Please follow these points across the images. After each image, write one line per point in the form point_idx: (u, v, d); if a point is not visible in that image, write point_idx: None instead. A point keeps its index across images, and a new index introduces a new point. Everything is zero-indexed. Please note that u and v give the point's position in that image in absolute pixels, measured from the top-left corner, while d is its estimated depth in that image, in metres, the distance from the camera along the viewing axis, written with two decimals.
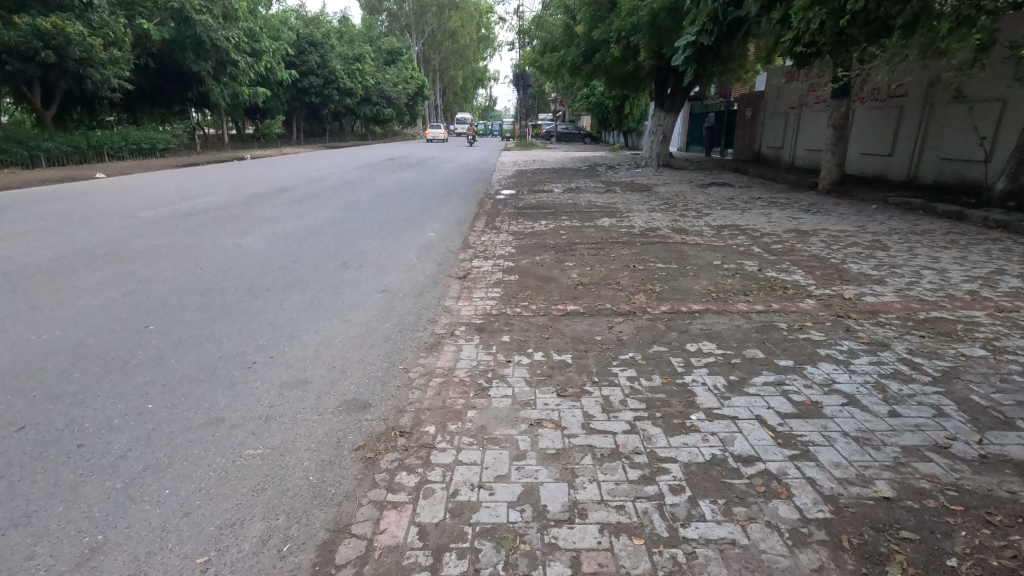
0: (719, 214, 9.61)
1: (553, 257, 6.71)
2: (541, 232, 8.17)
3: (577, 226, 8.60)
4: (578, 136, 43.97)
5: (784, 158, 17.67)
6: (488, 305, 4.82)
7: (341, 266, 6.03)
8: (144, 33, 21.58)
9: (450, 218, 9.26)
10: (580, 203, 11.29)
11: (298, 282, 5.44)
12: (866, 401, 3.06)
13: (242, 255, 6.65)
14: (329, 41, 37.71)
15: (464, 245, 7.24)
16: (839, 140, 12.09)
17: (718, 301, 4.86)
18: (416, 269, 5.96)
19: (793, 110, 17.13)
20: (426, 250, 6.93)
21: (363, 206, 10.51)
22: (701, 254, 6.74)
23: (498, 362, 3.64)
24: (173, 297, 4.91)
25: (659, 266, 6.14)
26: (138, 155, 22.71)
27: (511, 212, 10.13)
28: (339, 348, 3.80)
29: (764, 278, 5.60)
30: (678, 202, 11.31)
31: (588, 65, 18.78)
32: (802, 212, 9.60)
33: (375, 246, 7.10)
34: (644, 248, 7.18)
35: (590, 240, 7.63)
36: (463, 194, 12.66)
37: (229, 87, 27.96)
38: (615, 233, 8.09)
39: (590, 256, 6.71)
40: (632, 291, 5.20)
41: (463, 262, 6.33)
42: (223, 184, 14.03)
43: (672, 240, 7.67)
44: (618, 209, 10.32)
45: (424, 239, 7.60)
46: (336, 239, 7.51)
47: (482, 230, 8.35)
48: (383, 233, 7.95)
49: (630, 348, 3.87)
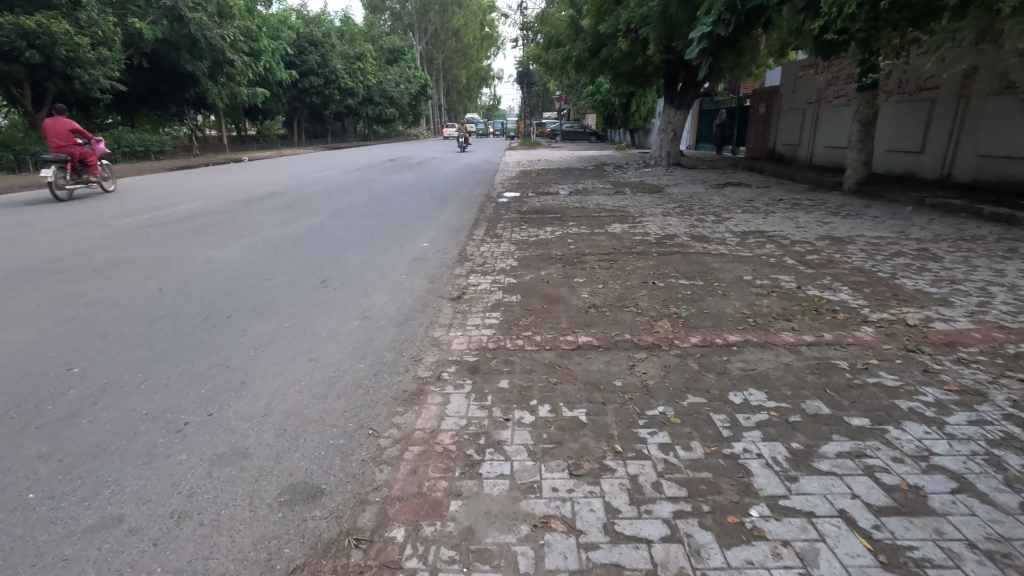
0: (741, 218, 8.84)
1: (560, 271, 5.96)
2: (547, 241, 7.42)
3: (585, 234, 7.86)
4: (583, 135, 43.10)
5: (801, 155, 16.81)
6: (485, 336, 4.07)
7: (320, 285, 5.29)
8: (137, 33, 20.97)
9: (447, 224, 8.50)
10: (589, 206, 10.55)
11: (267, 305, 4.71)
12: (983, 486, 2.29)
13: (212, 270, 5.92)
14: (329, 41, 37.04)
15: (461, 257, 6.48)
16: (865, 136, 11.26)
17: (758, 330, 4.08)
18: (403, 287, 5.21)
19: (811, 105, 16.26)
20: (419, 263, 6.19)
21: (355, 212, 9.78)
22: (727, 267, 5.99)
23: (493, 421, 2.89)
24: (116, 327, 4.19)
25: (681, 282, 5.39)
26: (132, 158, 22.13)
27: (514, 217, 9.38)
28: (296, 401, 3.06)
29: (806, 298, 4.81)
30: (693, 204, 10.54)
31: (595, 60, 17.99)
32: (832, 215, 8.82)
33: (362, 259, 6.35)
34: (661, 258, 6.43)
35: (600, 250, 6.88)
36: (462, 198, 11.89)
37: (227, 87, 27.38)
38: (628, 241, 7.35)
39: (602, 270, 5.96)
40: (653, 316, 4.44)
41: (458, 279, 5.58)
42: (212, 188, 13.36)
43: (692, 248, 6.92)
44: (630, 213, 9.57)
45: (417, 249, 6.85)
46: (319, 251, 6.78)
47: (481, 238, 7.60)
48: (373, 243, 7.20)
49: (658, 399, 3.10)
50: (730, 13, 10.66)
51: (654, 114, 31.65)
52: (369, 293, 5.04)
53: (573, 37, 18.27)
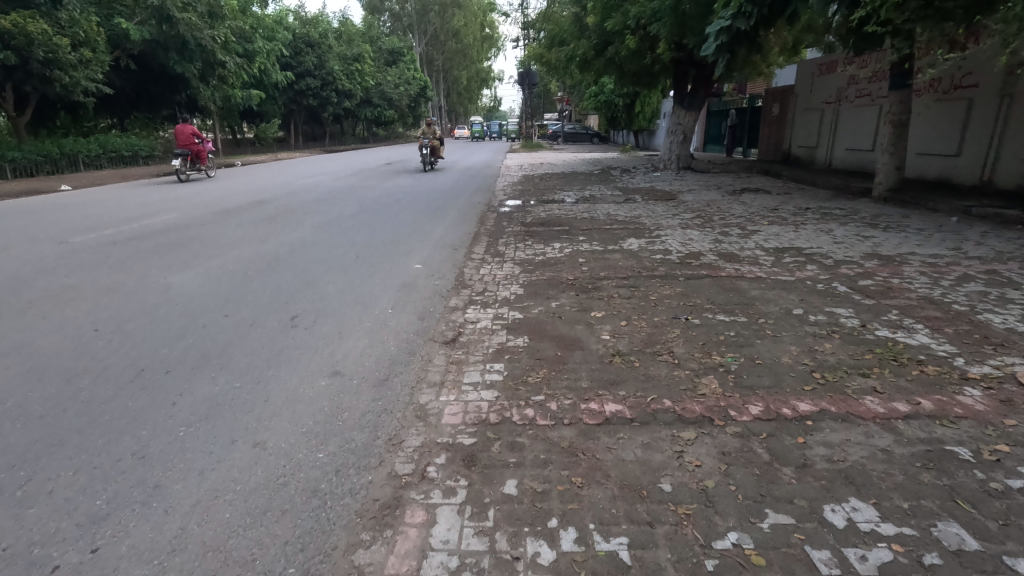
0: (769, 232, 7.97)
1: (574, 300, 5.11)
2: (555, 260, 6.56)
3: (597, 251, 7.01)
4: (586, 137, 42.30)
5: (819, 158, 15.96)
6: (485, 405, 3.18)
7: (289, 324, 4.44)
8: (123, 33, 20.16)
9: (443, 239, 7.64)
10: (598, 217, 9.69)
11: (218, 354, 3.86)
12: None
13: (165, 300, 5.07)
14: (326, 41, 36.31)
15: (458, 283, 5.63)
16: (897, 138, 10.38)
17: (833, 395, 3.19)
18: (387, 327, 4.34)
19: (831, 105, 15.38)
20: (409, 291, 5.32)
21: (343, 224, 8.92)
22: (769, 295, 5.11)
23: (497, 562, 2.02)
24: (21, 388, 3.35)
25: (719, 318, 4.51)
26: (118, 163, 21.27)
27: (519, 230, 8.56)
28: (222, 523, 2.21)
29: (878, 342, 3.95)
30: (712, 215, 9.67)
31: (601, 59, 17.14)
32: (870, 228, 7.95)
33: (343, 286, 5.50)
34: (688, 283, 5.57)
35: (617, 272, 6.02)
36: (460, 207, 11.03)
37: (220, 90, 26.61)
38: (647, 261, 6.46)
39: (622, 300, 5.09)
40: (694, 372, 3.56)
41: (452, 314, 4.70)
42: (193, 197, 12.49)
43: (722, 270, 6.05)
44: (645, 225, 8.73)
45: (407, 273, 6.00)
46: (295, 275, 5.93)
47: (481, 257, 6.75)
48: (358, 264, 6.34)
49: (727, 519, 2.22)
50: (752, 5, 9.70)
51: (659, 115, 30.85)
52: (345, 335, 4.18)
53: (578, 35, 17.43)
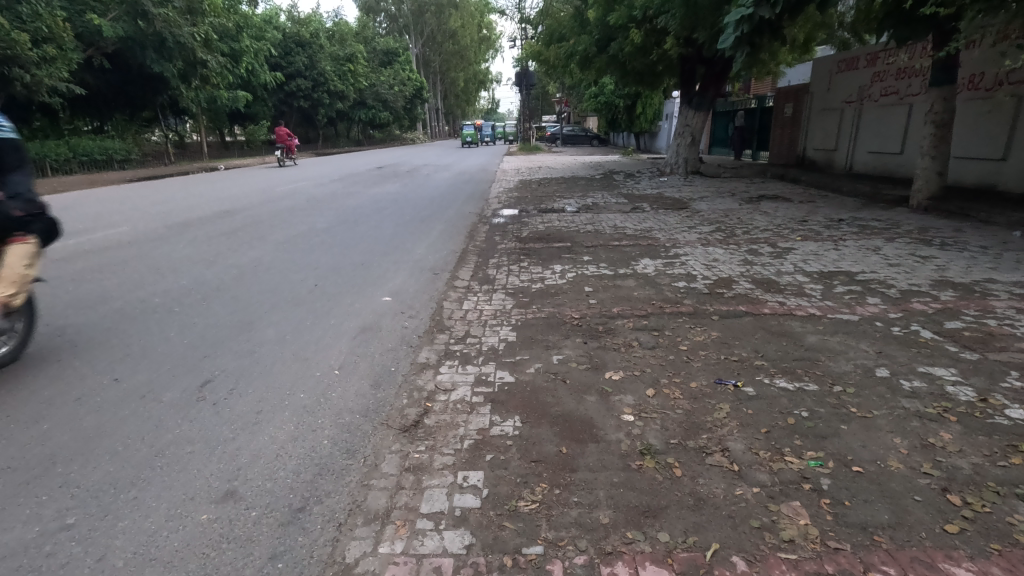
0: (806, 250, 6.81)
1: (582, 351, 3.95)
2: (555, 289, 5.40)
3: (606, 276, 5.87)
4: (585, 138, 41.15)
5: (839, 162, 14.84)
6: (448, 567, 2.00)
7: (194, 396, 3.23)
8: (95, 30, 19.01)
9: (422, 262, 6.45)
10: (603, 229, 8.52)
11: (70, 456, 2.65)
12: None
13: (48, 352, 3.89)
14: (317, 41, 35.20)
15: (434, 325, 4.46)
16: (939, 140, 9.24)
17: (1000, 547, 2.03)
18: (325, 405, 3.13)
19: (852, 104, 14.24)
20: (366, 338, 4.11)
21: (311, 242, 7.74)
22: (834, 346, 3.93)
23: None
24: None
25: (779, 385, 3.31)
26: (91, 167, 20.13)
27: (514, 247, 7.42)
28: None
29: (1016, 432, 2.78)
30: (733, 228, 8.51)
31: (603, 55, 16.02)
32: (924, 245, 6.79)
33: (285, 330, 4.29)
34: (725, 325, 4.41)
35: (632, 307, 4.85)
36: (447, 217, 9.89)
37: (203, 90, 25.49)
38: (669, 291, 5.28)
39: (645, 352, 3.91)
40: (768, 491, 2.37)
41: (417, 379, 3.50)
42: (153, 206, 11.28)
43: (763, 304, 4.87)
44: (659, 240, 7.60)
45: (371, 309, 4.81)
46: (231, 313, 4.72)
47: (467, 285, 5.59)
48: (313, 297, 5.15)
49: None
50: None
51: (660, 117, 29.78)
52: (265, 419, 2.97)
53: (578, 30, 16.28)
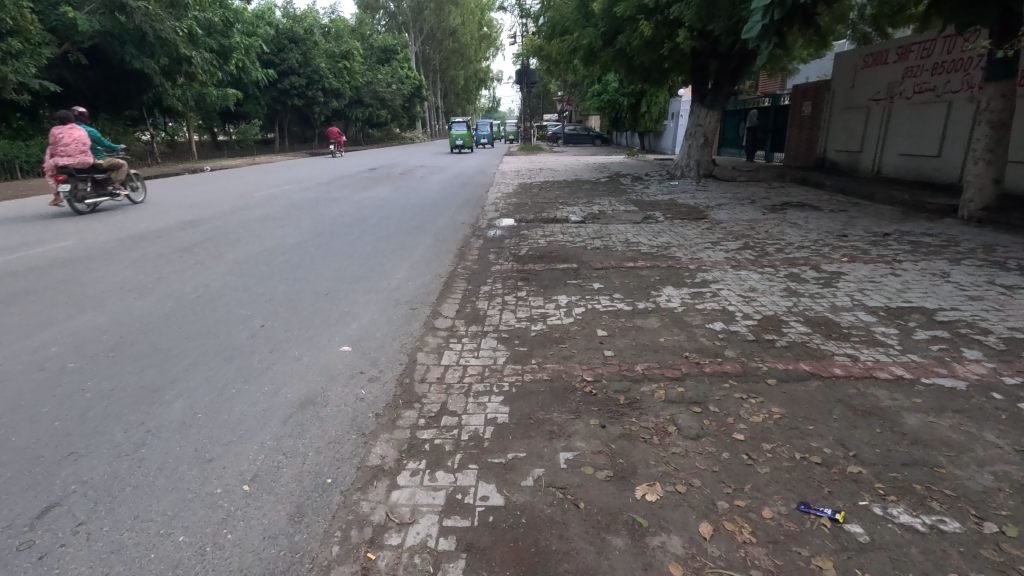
0: (857, 276, 5.71)
1: (599, 442, 2.85)
2: (559, 336, 4.28)
3: (624, 313, 4.78)
4: (587, 138, 39.89)
5: (865, 164, 13.71)
6: None
7: (15, 541, 2.14)
8: (71, 23, 17.95)
9: (398, 294, 5.32)
10: (613, 245, 7.44)
11: None
12: None
13: None
14: (311, 38, 33.87)
15: (401, 395, 3.34)
16: (998, 142, 8.09)
17: None
18: (207, 567, 2.02)
19: (880, 102, 13.10)
20: (301, 423, 2.98)
21: (273, 262, 6.63)
22: (948, 437, 2.83)
23: None
24: None
25: (899, 522, 2.21)
26: None
27: (511, 270, 6.32)
28: None
29: None
30: (763, 244, 7.42)
31: (610, 49, 14.87)
32: (1000, 270, 5.68)
33: (198, 405, 3.18)
34: (788, 395, 3.31)
35: (661, 365, 3.73)
36: (436, 230, 8.81)
37: (189, 88, 24.38)
38: (703, 338, 4.18)
39: (687, 446, 2.80)
40: None
41: (360, 502, 2.40)
42: (115, 213, 10.23)
43: (831, 360, 3.75)
44: (680, 261, 6.50)
45: (322, 366, 3.70)
46: (138, 370, 3.63)
47: (451, 327, 4.49)
48: (252, 347, 4.05)
49: None
50: None
51: (666, 116, 28.69)
52: None
53: (583, 23, 15.09)
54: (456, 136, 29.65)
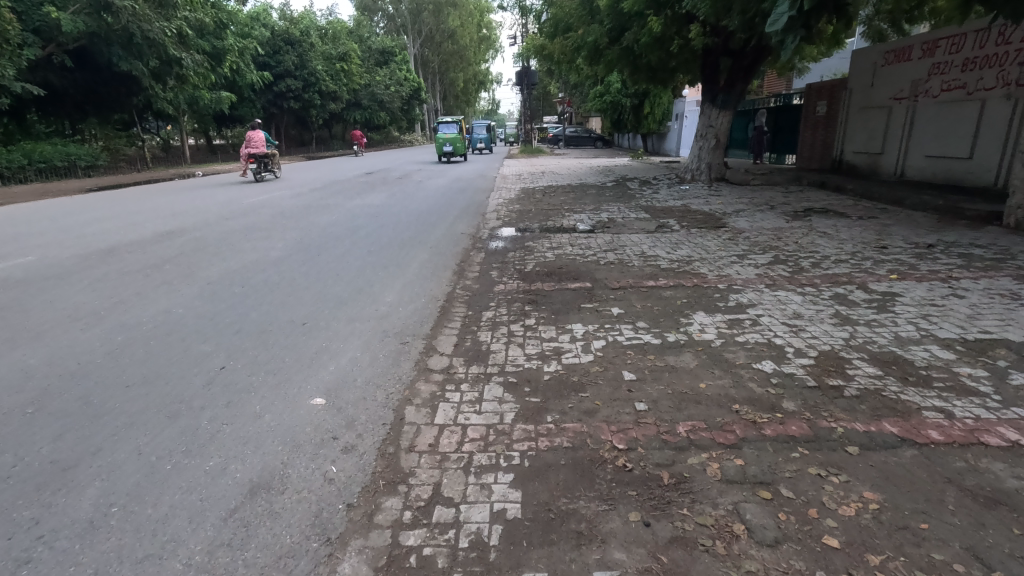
0: (914, 297, 4.99)
1: (646, 553, 2.11)
2: (579, 382, 3.54)
3: (651, 348, 4.06)
4: (589, 140, 39.24)
5: (887, 167, 13.00)
6: None
7: None
8: (55, 24, 17.27)
9: (387, 324, 4.58)
10: (628, 259, 6.72)
11: None
12: None
13: None
14: (308, 39, 33.20)
15: (383, 473, 2.61)
16: None
17: None
18: None
19: (903, 101, 12.39)
20: (246, 524, 2.24)
21: (249, 282, 5.90)
22: None
23: None
24: None
25: None
26: (51, 175, 18.40)
27: (516, 290, 5.60)
28: None
29: None
30: (794, 257, 6.69)
31: (616, 47, 14.17)
32: None
33: (118, 493, 2.44)
34: (879, 472, 2.57)
35: (709, 424, 3.00)
36: (432, 241, 8.10)
37: (180, 90, 23.68)
38: (753, 385, 3.46)
39: (765, 560, 2.07)
40: None
41: None
42: (90, 224, 9.56)
43: (921, 416, 3.03)
44: (706, 279, 5.78)
45: (287, 429, 2.96)
46: (57, 437, 2.90)
47: (448, 369, 3.75)
48: (204, 399, 3.31)
49: None
50: None
51: (670, 117, 28.03)
52: None
53: (588, 19, 14.36)
54: (444, 139, 23.60)
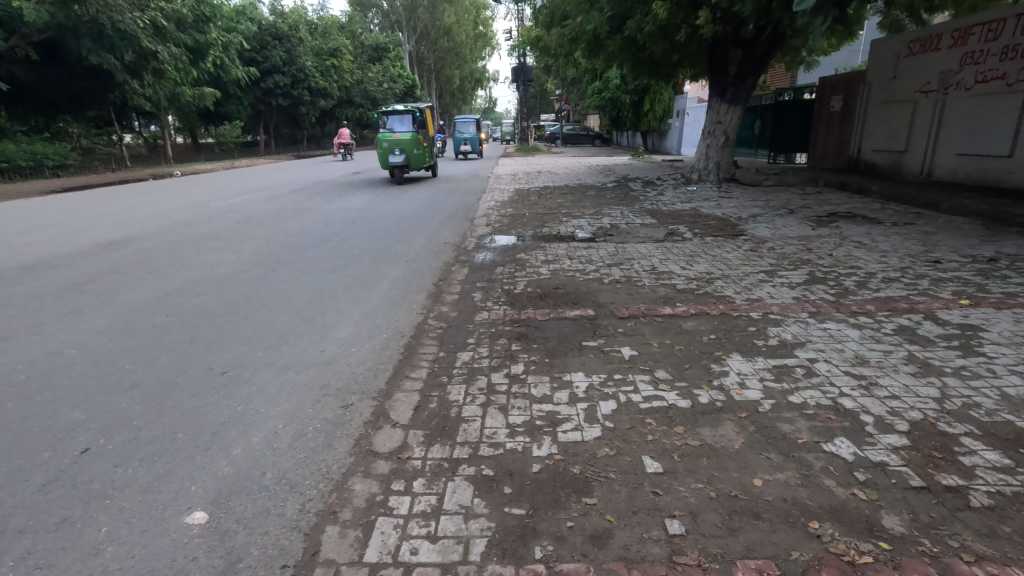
0: (1001, 332, 3.97)
1: None
2: (582, 478, 2.48)
3: (678, 413, 3.00)
4: (587, 138, 38.15)
5: (911, 165, 11.97)
6: None
7: None
8: (17, 14, 16.05)
9: (328, 375, 3.51)
10: (637, 277, 5.67)
11: None
12: None
13: None
14: (297, 34, 31.94)
15: None
16: None
17: None
18: None
19: (930, 94, 11.34)
20: None
21: (176, 309, 4.84)
22: None
23: None
24: None
25: None
26: (15, 175, 17.27)
27: (502, 319, 4.56)
28: None
29: None
30: (835, 273, 5.66)
31: (618, 36, 13.03)
32: None
33: None
34: None
35: (784, 570, 1.95)
36: (409, 253, 7.04)
37: (158, 86, 22.50)
38: (830, 483, 2.40)
39: None
40: None
41: None
42: (28, 231, 8.49)
43: None
44: (736, 304, 4.72)
45: None
46: None
47: (399, 453, 2.68)
48: (30, 514, 2.25)
49: None
50: None
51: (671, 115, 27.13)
52: None
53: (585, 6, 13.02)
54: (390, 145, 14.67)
